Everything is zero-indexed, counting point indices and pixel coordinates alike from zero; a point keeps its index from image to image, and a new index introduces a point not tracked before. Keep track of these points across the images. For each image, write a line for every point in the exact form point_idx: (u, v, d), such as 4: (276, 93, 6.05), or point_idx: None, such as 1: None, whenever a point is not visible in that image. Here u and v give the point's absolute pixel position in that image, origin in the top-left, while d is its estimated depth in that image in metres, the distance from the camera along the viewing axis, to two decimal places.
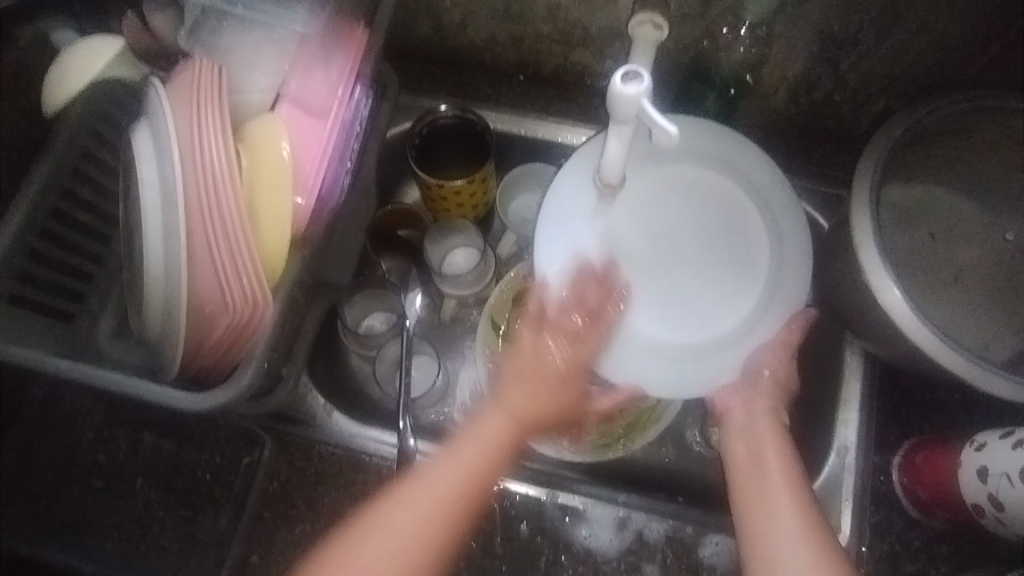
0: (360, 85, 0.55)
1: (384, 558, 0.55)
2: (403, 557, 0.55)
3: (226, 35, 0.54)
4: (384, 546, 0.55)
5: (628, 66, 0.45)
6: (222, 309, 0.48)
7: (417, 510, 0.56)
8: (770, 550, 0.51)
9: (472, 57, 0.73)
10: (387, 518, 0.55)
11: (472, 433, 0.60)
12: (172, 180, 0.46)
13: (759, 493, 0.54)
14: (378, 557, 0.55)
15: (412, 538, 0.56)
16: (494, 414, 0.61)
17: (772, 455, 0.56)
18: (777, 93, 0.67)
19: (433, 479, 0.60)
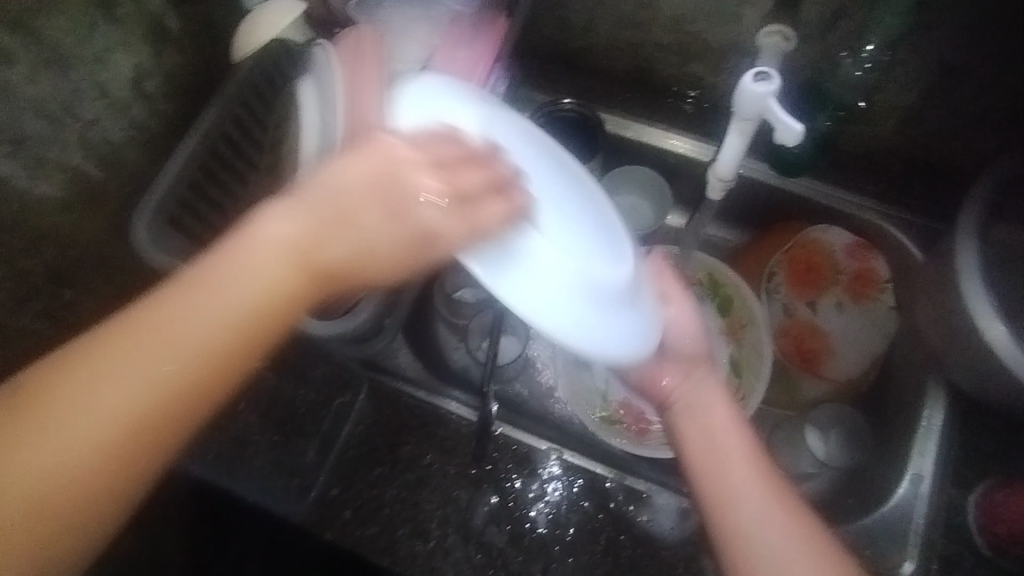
0: (497, 66, 0.61)
1: (107, 400, 0.45)
2: (174, 358, 0.46)
3: (386, 10, 0.60)
4: (76, 407, 0.45)
5: (759, 68, 0.48)
6: None
7: (207, 322, 0.47)
8: (747, 547, 0.47)
9: (590, 59, 0.78)
10: (84, 374, 0.45)
11: (246, 287, 0.47)
12: (333, 126, 0.53)
13: (721, 465, 0.51)
14: (119, 398, 0.45)
15: (182, 371, 0.46)
16: (271, 230, 0.47)
17: (728, 434, 0.52)
18: (886, 121, 0.69)
19: (233, 295, 0.47)
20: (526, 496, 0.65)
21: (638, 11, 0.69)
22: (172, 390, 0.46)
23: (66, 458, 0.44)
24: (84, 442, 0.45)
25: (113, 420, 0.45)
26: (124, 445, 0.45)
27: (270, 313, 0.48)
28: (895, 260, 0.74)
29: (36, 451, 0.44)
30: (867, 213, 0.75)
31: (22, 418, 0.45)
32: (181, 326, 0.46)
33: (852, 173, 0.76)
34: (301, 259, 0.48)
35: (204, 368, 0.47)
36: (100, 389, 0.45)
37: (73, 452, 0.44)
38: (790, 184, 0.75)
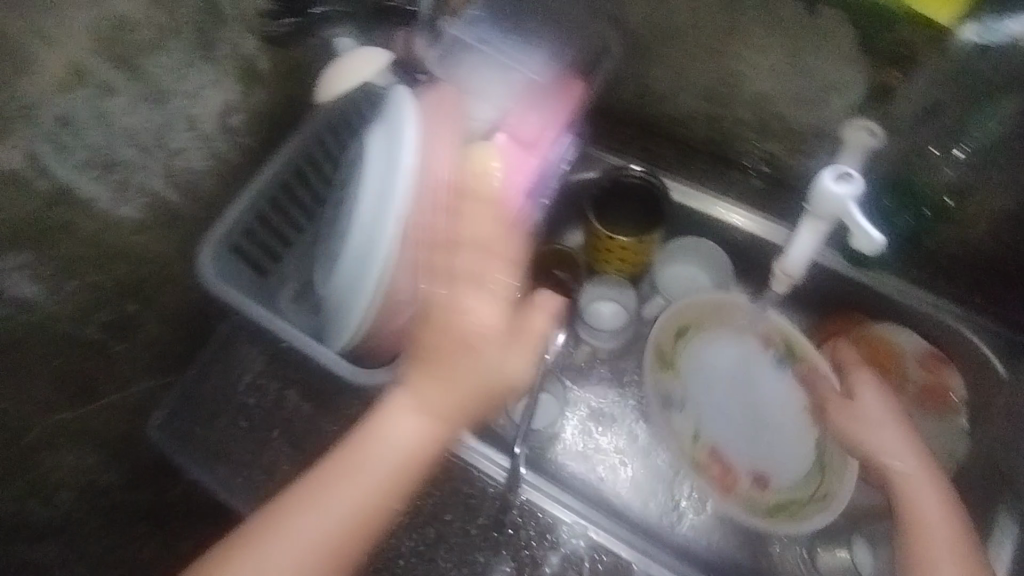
0: (567, 133, 0.60)
1: (331, 508, 0.52)
2: (397, 472, 0.53)
3: (463, 68, 0.61)
4: (302, 499, 0.52)
5: (840, 166, 0.46)
6: (414, 302, 0.54)
7: (411, 444, 0.53)
8: None
9: (664, 126, 0.76)
10: (316, 493, 0.52)
11: (416, 433, 0.53)
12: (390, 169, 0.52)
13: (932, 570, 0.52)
14: (367, 497, 0.52)
15: (375, 490, 0.52)
16: (398, 412, 0.53)
17: (925, 489, 0.56)
18: (978, 224, 0.64)
19: (418, 424, 0.53)
20: (543, 571, 0.62)
21: (719, 86, 0.68)
22: (383, 497, 0.52)
23: (308, 542, 0.50)
24: (317, 530, 0.51)
25: (326, 524, 0.51)
26: (347, 539, 0.51)
27: (460, 412, 0.52)
28: (968, 368, 0.70)
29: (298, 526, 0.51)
30: (942, 315, 0.70)
31: (286, 516, 0.51)
32: (389, 445, 0.53)
33: (936, 272, 0.70)
34: (437, 412, 0.53)
35: (398, 475, 0.53)
36: (339, 499, 0.52)
37: (315, 527, 0.51)
38: (864, 275, 0.71)
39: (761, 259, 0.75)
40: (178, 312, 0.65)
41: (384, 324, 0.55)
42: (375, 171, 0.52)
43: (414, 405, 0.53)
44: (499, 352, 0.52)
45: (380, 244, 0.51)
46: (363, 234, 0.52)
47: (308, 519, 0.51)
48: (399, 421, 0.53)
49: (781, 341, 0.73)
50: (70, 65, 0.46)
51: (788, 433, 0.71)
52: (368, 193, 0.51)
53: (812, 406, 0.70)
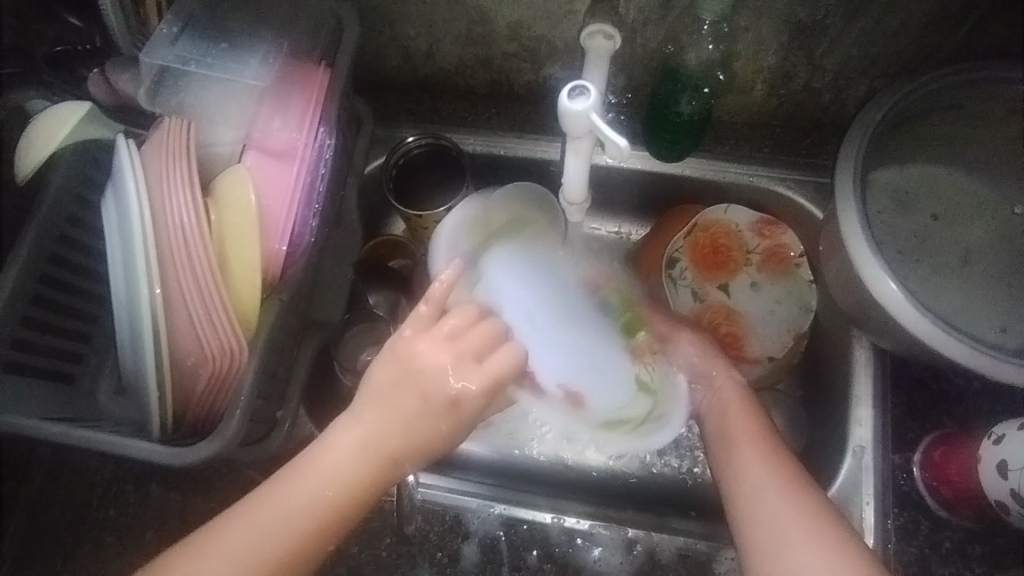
0: (322, 126, 0.56)
1: (298, 497, 0.48)
2: (364, 462, 0.49)
3: (185, 93, 0.54)
4: (279, 502, 0.48)
5: (575, 82, 0.44)
6: (203, 361, 0.49)
7: (401, 418, 0.49)
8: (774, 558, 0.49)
9: (446, 81, 0.73)
10: (282, 482, 0.48)
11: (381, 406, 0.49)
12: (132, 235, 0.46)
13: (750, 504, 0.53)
14: (328, 474, 0.48)
15: (341, 474, 0.48)
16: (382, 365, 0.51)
17: (744, 442, 0.57)
18: (754, 87, 0.65)
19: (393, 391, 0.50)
20: (463, 564, 0.61)
21: (473, 26, 0.65)
22: (359, 479, 0.49)
23: (278, 524, 0.47)
24: (284, 516, 0.47)
25: (292, 515, 0.47)
26: (329, 513, 0.48)
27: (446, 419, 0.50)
28: (797, 221, 0.71)
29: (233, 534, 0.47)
30: (758, 180, 0.70)
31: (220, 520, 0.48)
32: (356, 445, 0.49)
33: (740, 142, 0.71)
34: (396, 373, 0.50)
35: (382, 456, 0.49)
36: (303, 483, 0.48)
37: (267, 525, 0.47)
38: (675, 168, 0.70)
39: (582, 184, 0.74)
40: None
41: (189, 392, 0.50)
42: (120, 252, 0.47)
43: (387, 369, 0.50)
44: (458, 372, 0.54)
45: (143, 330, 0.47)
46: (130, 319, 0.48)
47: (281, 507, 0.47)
48: (377, 378, 0.50)
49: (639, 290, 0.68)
50: None
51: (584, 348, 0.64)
52: (117, 278, 0.48)
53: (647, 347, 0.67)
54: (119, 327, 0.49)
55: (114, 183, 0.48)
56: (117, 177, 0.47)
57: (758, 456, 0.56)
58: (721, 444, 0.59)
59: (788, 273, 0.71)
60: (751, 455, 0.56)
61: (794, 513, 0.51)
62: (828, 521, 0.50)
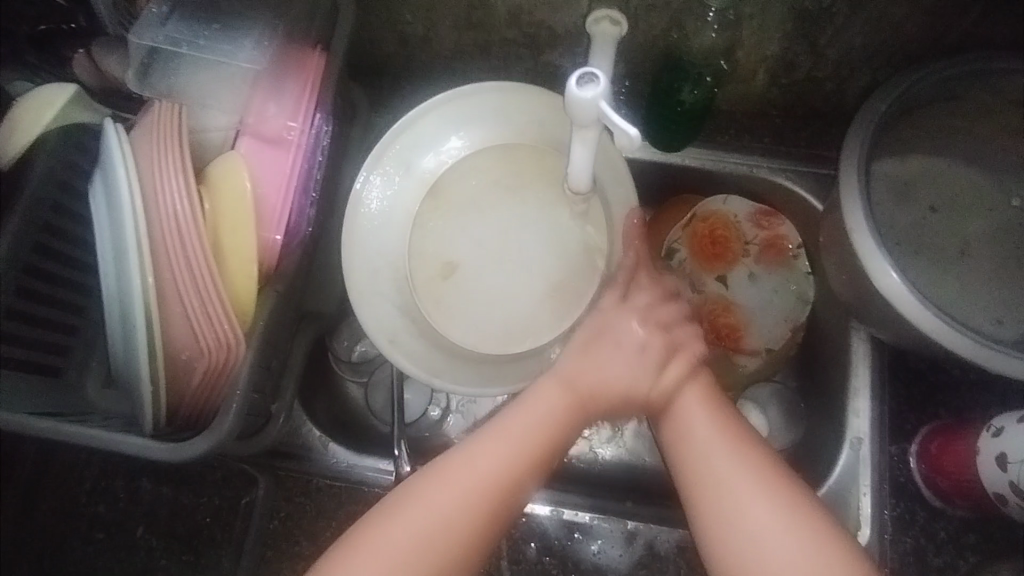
0: (319, 113, 0.54)
1: (453, 495, 0.46)
2: (510, 463, 0.47)
3: (177, 76, 0.52)
4: (438, 494, 0.46)
5: (583, 68, 0.43)
6: (198, 354, 0.48)
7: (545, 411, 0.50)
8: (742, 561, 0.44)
9: (443, 67, 0.71)
10: (428, 482, 0.47)
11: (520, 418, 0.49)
12: (124, 225, 0.45)
13: (715, 498, 0.46)
14: (480, 477, 0.47)
15: (482, 477, 0.47)
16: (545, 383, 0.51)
17: (693, 407, 0.50)
18: (756, 75, 0.65)
19: (544, 401, 0.50)
20: None
21: (472, 11, 0.63)
22: (516, 472, 0.47)
23: (440, 524, 0.45)
24: (443, 523, 0.45)
25: (439, 520, 0.45)
26: (488, 508, 0.46)
27: (583, 402, 0.51)
28: (795, 212, 0.71)
29: (387, 538, 0.45)
30: (758, 172, 0.70)
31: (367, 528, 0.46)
32: (503, 434, 0.48)
33: (739, 133, 0.71)
34: (573, 388, 0.51)
35: (529, 456, 0.48)
36: (440, 490, 0.46)
37: (432, 513, 0.45)
38: (675, 159, 0.70)
39: None
40: None
41: (184, 385, 0.49)
42: (111, 244, 0.46)
43: (560, 388, 0.51)
44: (579, 367, 0.52)
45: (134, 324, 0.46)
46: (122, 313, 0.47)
47: (422, 509, 0.46)
48: (544, 396, 0.50)
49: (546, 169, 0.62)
50: None
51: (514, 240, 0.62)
52: (108, 270, 0.46)
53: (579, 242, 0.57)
54: (111, 319, 0.48)
55: (103, 173, 0.46)
56: (106, 167, 0.46)
57: (732, 455, 0.48)
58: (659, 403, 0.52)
59: (785, 263, 0.70)
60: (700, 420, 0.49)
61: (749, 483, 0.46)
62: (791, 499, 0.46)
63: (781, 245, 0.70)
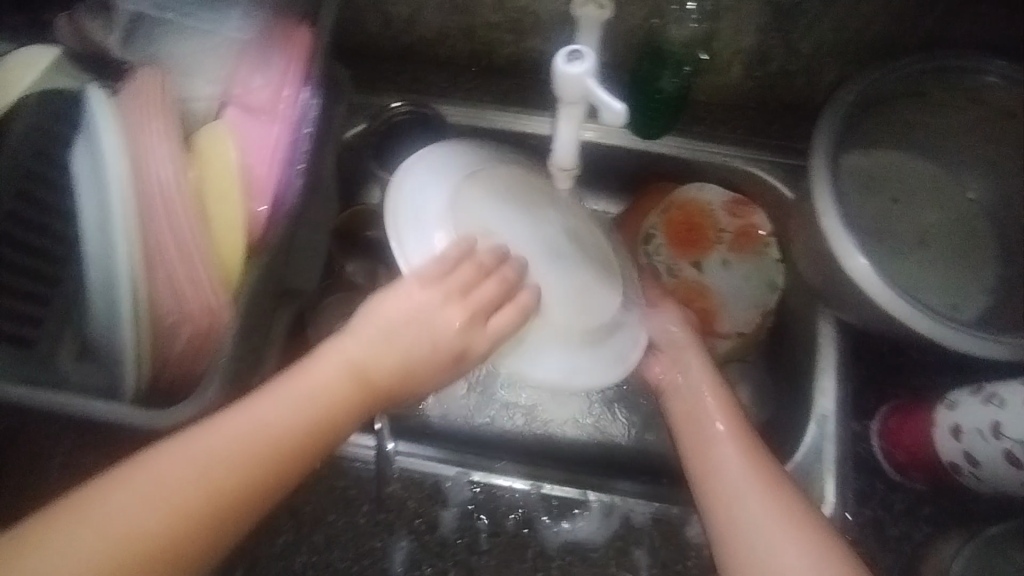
0: (306, 88, 0.53)
1: (197, 460, 0.42)
2: (218, 463, 0.42)
3: (161, 40, 0.54)
4: (148, 481, 0.41)
5: (570, 46, 0.44)
6: (185, 320, 0.48)
7: (317, 389, 0.47)
8: (719, 497, 0.53)
9: (427, 50, 0.72)
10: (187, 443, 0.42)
11: (294, 402, 0.46)
12: (112, 193, 0.44)
13: (704, 448, 0.57)
14: (199, 454, 0.42)
15: (209, 480, 0.41)
16: (333, 354, 0.49)
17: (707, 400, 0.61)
18: (731, 68, 0.67)
19: (329, 383, 0.47)
20: (443, 530, 0.62)
21: None
22: (227, 471, 0.42)
23: (145, 516, 0.40)
24: (165, 501, 0.40)
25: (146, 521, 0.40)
26: (196, 496, 0.41)
27: (380, 387, 0.49)
28: (767, 202, 0.74)
29: (69, 532, 0.39)
30: (734, 161, 0.72)
31: (87, 507, 0.40)
32: (264, 423, 0.44)
33: (714, 124, 0.73)
34: (362, 368, 0.48)
35: (270, 456, 0.44)
36: (154, 469, 0.41)
37: (163, 470, 0.41)
38: (652, 146, 0.72)
39: None
40: None
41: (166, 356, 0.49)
42: (93, 215, 0.45)
43: (348, 371, 0.48)
44: (384, 364, 0.49)
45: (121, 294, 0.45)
46: (105, 287, 0.45)
47: (115, 507, 0.40)
48: (328, 378, 0.47)
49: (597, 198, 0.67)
50: None
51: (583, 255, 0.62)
52: (89, 240, 0.45)
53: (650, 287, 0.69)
54: (89, 293, 0.47)
55: (85, 143, 0.45)
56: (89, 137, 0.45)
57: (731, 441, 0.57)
58: (693, 435, 0.59)
59: (754, 250, 0.73)
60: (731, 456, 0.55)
61: (768, 503, 0.52)
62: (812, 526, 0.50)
63: (753, 230, 0.73)
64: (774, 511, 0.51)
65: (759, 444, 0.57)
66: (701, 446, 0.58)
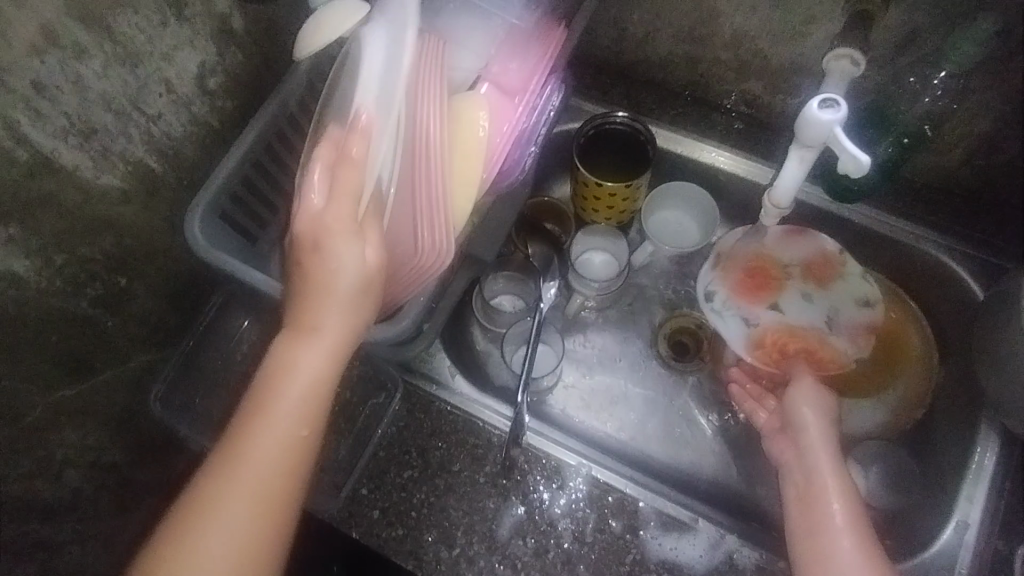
0: (550, 83, 0.61)
1: (278, 427, 0.44)
2: (270, 460, 0.44)
3: (444, 15, 0.60)
4: (246, 492, 0.43)
5: (826, 94, 0.47)
6: (407, 257, 0.53)
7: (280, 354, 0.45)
8: (819, 554, 0.55)
9: (647, 71, 0.76)
10: (220, 479, 0.43)
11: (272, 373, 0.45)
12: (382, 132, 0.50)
13: (818, 501, 0.58)
14: (272, 433, 0.44)
15: (292, 431, 0.44)
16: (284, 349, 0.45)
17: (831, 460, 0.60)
18: (952, 150, 0.66)
19: (344, 257, 0.44)
20: (552, 512, 0.64)
21: (697, 26, 0.68)
22: (291, 458, 0.45)
23: (239, 513, 0.43)
24: (259, 479, 0.43)
25: (269, 484, 0.44)
26: (273, 476, 0.44)
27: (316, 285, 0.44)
28: (950, 294, 0.71)
29: (208, 535, 0.42)
30: (929, 246, 0.70)
31: (197, 522, 0.42)
32: (307, 362, 0.45)
33: (917, 203, 0.72)
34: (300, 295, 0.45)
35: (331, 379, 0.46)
36: (235, 470, 0.43)
37: (249, 474, 0.43)
38: (845, 212, 0.72)
39: (747, 202, 0.77)
40: (170, 284, 0.66)
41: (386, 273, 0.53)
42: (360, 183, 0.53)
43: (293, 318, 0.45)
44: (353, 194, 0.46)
45: None
46: None
47: (224, 505, 0.43)
48: (343, 253, 0.44)
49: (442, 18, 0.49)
50: (41, 27, 0.44)
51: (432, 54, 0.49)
52: None
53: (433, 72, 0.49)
54: None
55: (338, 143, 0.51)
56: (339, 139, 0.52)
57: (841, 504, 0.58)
58: (801, 489, 0.60)
59: (832, 279, 0.71)
60: (838, 509, 0.57)
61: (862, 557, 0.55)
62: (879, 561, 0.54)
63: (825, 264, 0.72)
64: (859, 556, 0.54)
65: (846, 475, 0.60)
66: (812, 502, 0.59)
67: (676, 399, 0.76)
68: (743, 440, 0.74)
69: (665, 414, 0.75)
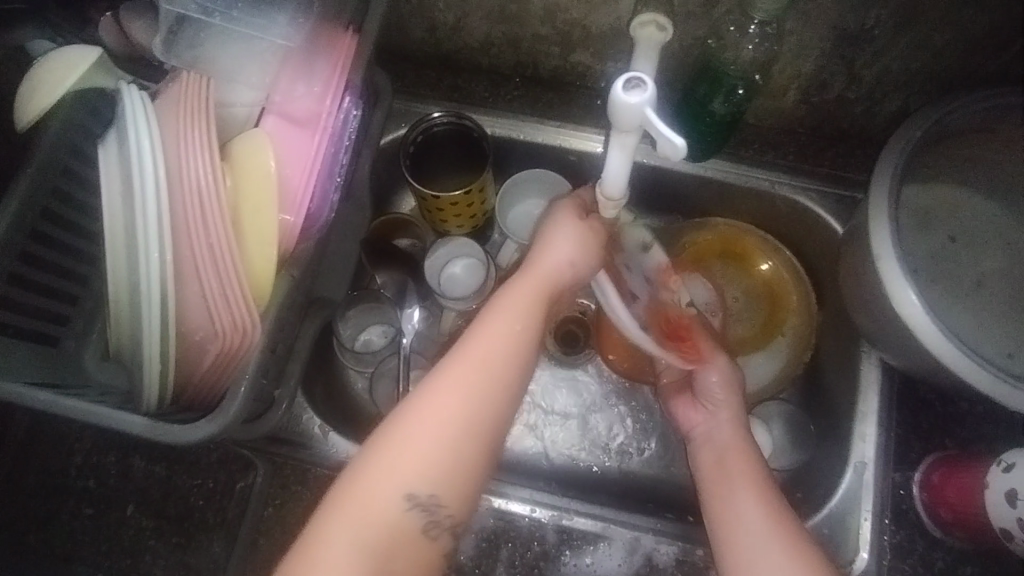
0: (347, 96, 0.53)
1: (455, 415, 0.46)
2: (445, 450, 0.46)
3: (204, 44, 0.51)
4: (407, 469, 0.45)
5: (631, 73, 0.42)
6: (211, 337, 0.46)
7: (491, 349, 0.49)
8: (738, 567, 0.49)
9: (470, 58, 0.70)
10: (410, 411, 0.46)
11: (479, 359, 0.48)
12: (147, 221, 0.43)
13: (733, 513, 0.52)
14: (443, 425, 0.46)
15: (473, 415, 0.47)
16: (491, 333, 0.50)
17: (738, 478, 0.55)
18: (787, 92, 0.65)
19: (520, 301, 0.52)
20: (459, 558, 0.60)
21: (506, 4, 0.62)
22: (464, 450, 0.46)
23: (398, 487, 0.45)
24: (428, 459, 0.45)
25: (450, 433, 0.46)
26: (465, 456, 0.46)
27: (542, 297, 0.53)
28: (812, 234, 0.70)
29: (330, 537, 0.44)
30: (781, 189, 0.68)
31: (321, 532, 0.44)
32: (503, 329, 0.50)
33: (764, 148, 0.69)
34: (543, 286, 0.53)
35: (511, 375, 0.49)
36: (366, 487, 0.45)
37: (409, 462, 0.45)
38: (698, 168, 0.69)
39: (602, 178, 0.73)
40: None
41: (202, 360, 0.47)
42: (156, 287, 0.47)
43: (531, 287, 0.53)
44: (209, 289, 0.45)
45: (150, 312, 0.44)
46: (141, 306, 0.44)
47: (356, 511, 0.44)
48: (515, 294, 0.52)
49: (189, 105, 0.46)
50: None
51: (183, 143, 0.45)
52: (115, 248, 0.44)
53: (195, 153, 0.45)
54: (114, 297, 0.46)
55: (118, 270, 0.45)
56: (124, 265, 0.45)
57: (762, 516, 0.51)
58: (716, 479, 0.56)
59: (622, 233, 0.66)
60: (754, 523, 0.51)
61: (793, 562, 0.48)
62: (781, 513, 0.52)
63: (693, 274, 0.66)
64: (762, 521, 0.51)
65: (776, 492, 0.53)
66: (730, 523, 0.52)
67: (572, 394, 0.72)
68: (644, 420, 0.71)
69: (561, 411, 0.71)
